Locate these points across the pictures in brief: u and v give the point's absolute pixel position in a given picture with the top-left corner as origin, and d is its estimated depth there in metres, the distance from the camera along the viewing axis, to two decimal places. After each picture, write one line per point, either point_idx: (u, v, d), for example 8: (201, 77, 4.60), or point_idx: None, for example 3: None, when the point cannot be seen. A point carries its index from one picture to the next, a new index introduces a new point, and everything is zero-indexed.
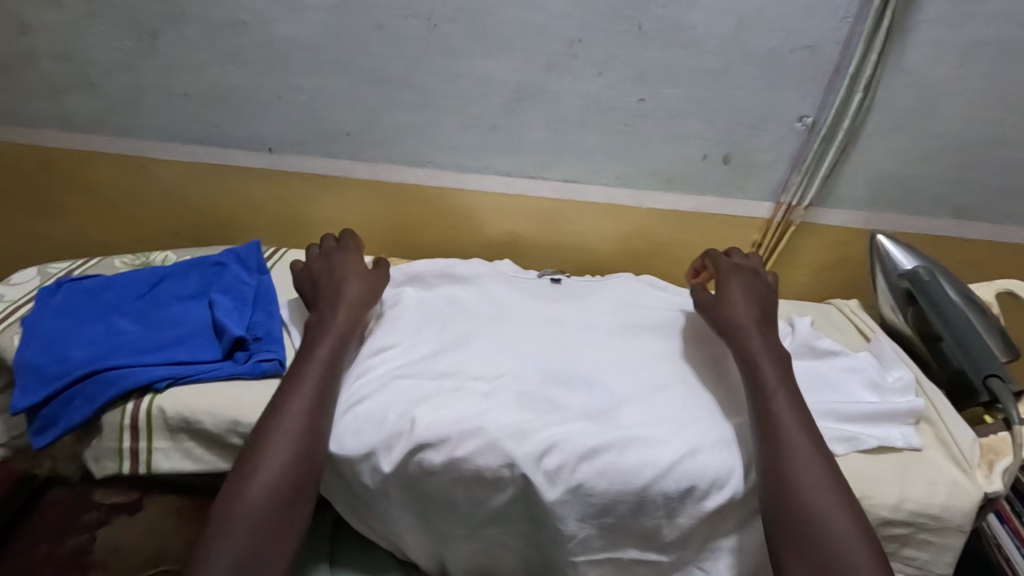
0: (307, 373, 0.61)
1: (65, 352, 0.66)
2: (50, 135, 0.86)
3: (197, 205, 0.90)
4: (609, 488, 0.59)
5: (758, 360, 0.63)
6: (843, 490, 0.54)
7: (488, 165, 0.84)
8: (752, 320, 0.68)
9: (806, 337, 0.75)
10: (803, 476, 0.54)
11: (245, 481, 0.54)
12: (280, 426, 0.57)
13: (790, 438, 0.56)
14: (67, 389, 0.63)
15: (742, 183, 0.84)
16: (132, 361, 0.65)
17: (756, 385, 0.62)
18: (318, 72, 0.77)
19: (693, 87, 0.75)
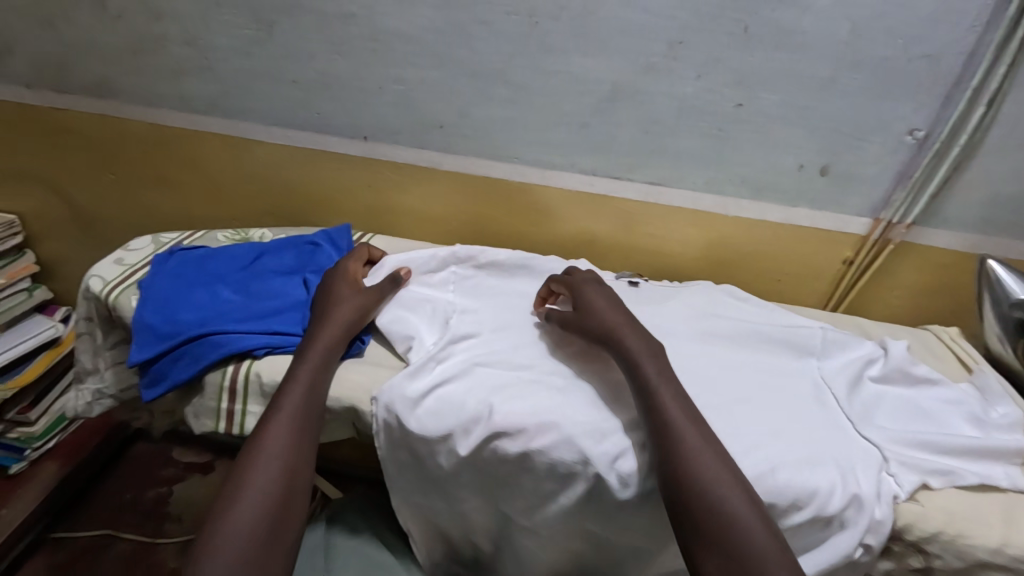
0: (286, 401, 0.60)
1: (175, 314, 0.71)
2: (169, 115, 0.93)
3: (293, 187, 0.95)
4: None
5: (640, 359, 0.61)
6: (738, 474, 0.54)
7: (574, 164, 0.84)
8: (623, 321, 0.66)
9: (901, 361, 0.71)
10: (699, 472, 0.53)
11: (224, 515, 0.52)
12: (259, 450, 0.56)
13: (684, 431, 0.55)
14: (178, 349, 0.68)
15: (838, 197, 0.80)
16: (235, 328, 0.69)
17: (639, 384, 0.60)
18: (418, 65, 0.79)
19: (798, 94, 0.73)
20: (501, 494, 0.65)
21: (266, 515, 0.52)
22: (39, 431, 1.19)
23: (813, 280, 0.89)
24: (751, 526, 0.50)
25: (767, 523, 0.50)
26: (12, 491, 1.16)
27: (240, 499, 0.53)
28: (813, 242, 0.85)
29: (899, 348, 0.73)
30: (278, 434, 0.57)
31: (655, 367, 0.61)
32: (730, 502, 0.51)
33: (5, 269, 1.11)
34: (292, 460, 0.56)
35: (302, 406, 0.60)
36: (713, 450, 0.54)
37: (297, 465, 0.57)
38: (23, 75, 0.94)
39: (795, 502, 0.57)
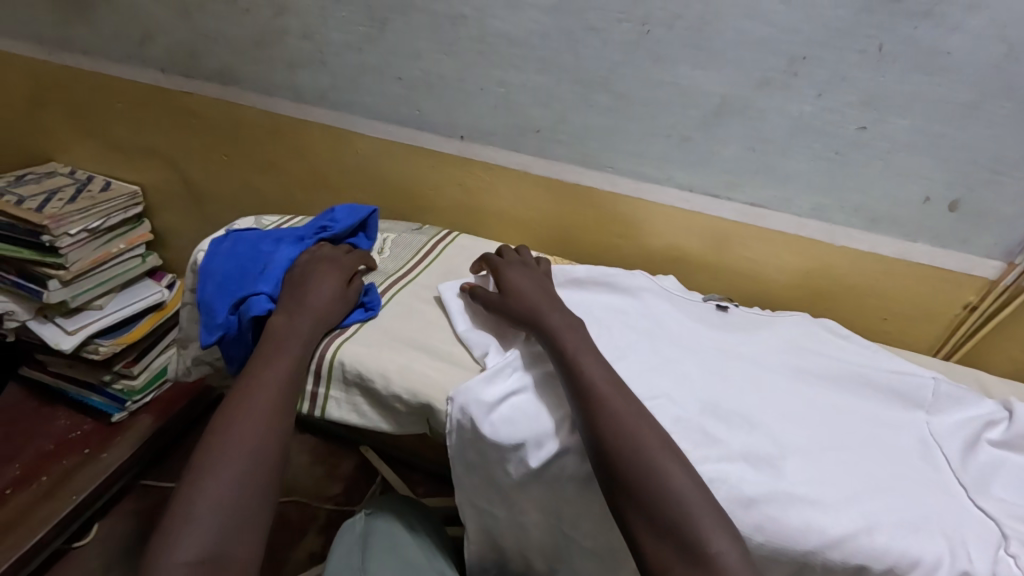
0: (269, 372, 0.62)
1: (230, 289, 0.72)
2: (280, 104, 0.98)
3: (387, 179, 0.98)
4: (766, 543, 0.54)
5: (559, 332, 0.64)
6: (654, 427, 0.58)
7: (670, 178, 0.81)
8: (547, 301, 0.69)
9: None
10: (628, 436, 0.55)
11: (201, 477, 0.54)
12: (239, 416, 0.58)
13: (602, 393, 0.58)
14: (232, 325, 0.70)
15: (966, 235, 0.73)
16: (268, 295, 0.71)
17: (558, 355, 0.63)
18: (522, 69, 0.79)
19: (935, 120, 0.66)
20: (566, 510, 0.64)
21: (236, 503, 0.53)
22: (140, 385, 1.29)
23: (925, 323, 0.81)
24: (670, 470, 0.54)
25: (685, 469, 0.54)
26: (113, 437, 1.28)
27: (208, 488, 0.53)
28: (930, 283, 0.77)
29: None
30: (254, 406, 0.59)
31: (572, 338, 0.64)
32: (651, 451, 0.55)
33: (126, 236, 1.21)
34: (268, 431, 0.58)
35: (276, 392, 0.61)
36: (627, 405, 0.58)
37: (275, 436, 0.58)
38: (158, 60, 1.02)
39: (892, 569, 0.52)
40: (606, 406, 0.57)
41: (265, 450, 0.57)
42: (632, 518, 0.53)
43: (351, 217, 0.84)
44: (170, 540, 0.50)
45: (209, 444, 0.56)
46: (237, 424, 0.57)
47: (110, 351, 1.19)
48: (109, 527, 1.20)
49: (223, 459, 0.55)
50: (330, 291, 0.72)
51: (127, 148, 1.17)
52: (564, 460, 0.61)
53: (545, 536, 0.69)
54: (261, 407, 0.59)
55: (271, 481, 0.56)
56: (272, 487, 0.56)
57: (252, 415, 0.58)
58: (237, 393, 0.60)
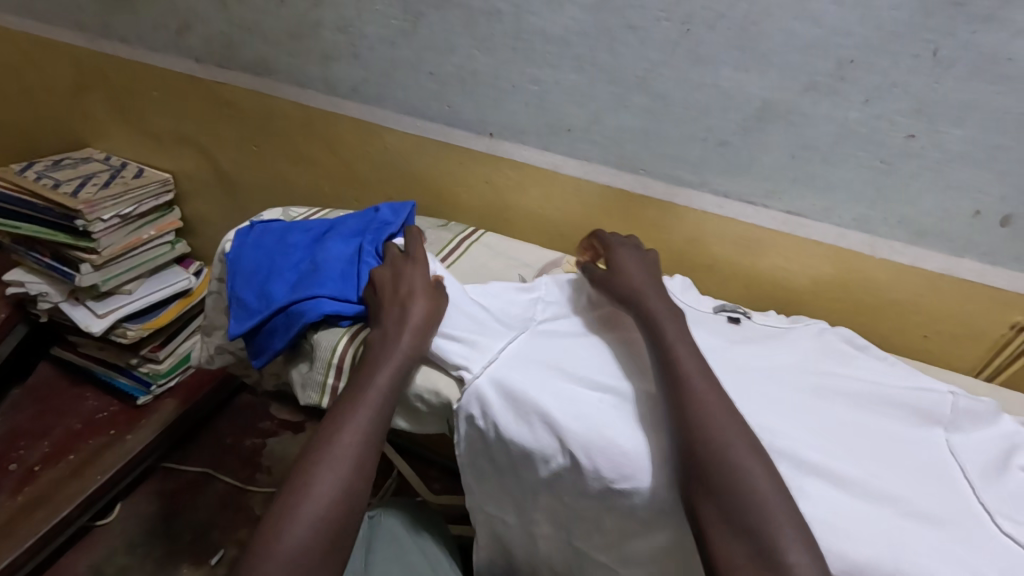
0: (360, 405, 0.60)
1: (268, 288, 0.73)
2: (311, 96, 0.98)
3: (416, 173, 0.98)
4: None
5: (659, 319, 0.64)
6: (745, 425, 0.56)
7: (706, 182, 0.79)
8: (649, 283, 0.69)
9: None
10: (712, 428, 0.54)
11: (288, 513, 0.54)
12: (327, 453, 0.57)
13: (696, 385, 0.58)
14: (279, 323, 0.70)
15: (1018, 253, 0.69)
16: (328, 297, 0.70)
17: (654, 339, 0.63)
18: (558, 67, 0.78)
19: (991, 131, 0.63)
20: (580, 520, 0.63)
21: (315, 549, 0.53)
22: (165, 369, 1.31)
23: (967, 342, 0.78)
24: (759, 479, 0.52)
25: (774, 482, 0.52)
26: (139, 419, 1.30)
27: (290, 528, 0.53)
28: (975, 300, 0.74)
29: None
30: (335, 465, 0.56)
31: (674, 326, 0.63)
32: (736, 453, 0.53)
33: (156, 222, 1.23)
34: (344, 498, 0.55)
35: (366, 427, 0.59)
36: (719, 401, 0.56)
37: (355, 487, 0.56)
38: (195, 50, 1.03)
39: None
40: (697, 397, 0.56)
41: (340, 517, 0.55)
42: (705, 512, 0.52)
43: (397, 216, 0.83)
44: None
45: (299, 477, 0.56)
46: (319, 471, 0.56)
47: (137, 335, 1.21)
48: (129, 508, 1.23)
49: (302, 507, 0.54)
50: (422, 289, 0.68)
51: (162, 136, 1.18)
52: (575, 475, 0.59)
53: (564, 546, 0.67)
54: (343, 458, 0.57)
55: (346, 538, 0.55)
56: (347, 544, 0.55)
57: (335, 464, 0.56)
58: (320, 443, 0.58)
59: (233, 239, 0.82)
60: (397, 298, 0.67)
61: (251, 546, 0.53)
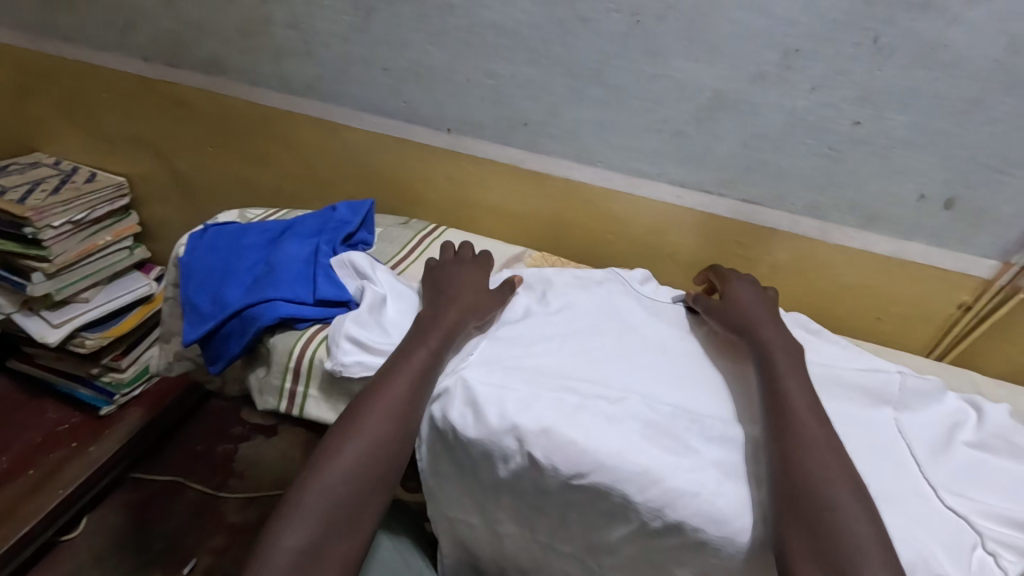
0: (414, 355, 0.63)
1: (221, 293, 0.72)
2: (266, 95, 0.96)
3: (377, 171, 0.96)
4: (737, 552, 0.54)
5: (771, 350, 0.65)
6: (843, 459, 0.55)
7: (663, 174, 0.80)
8: (765, 317, 0.69)
9: (999, 428, 0.63)
10: (810, 461, 0.53)
11: (345, 437, 0.57)
12: (382, 391, 0.60)
13: (798, 415, 0.57)
14: (234, 328, 0.69)
15: (963, 235, 0.71)
16: (283, 300, 0.69)
17: (764, 374, 0.62)
18: (512, 60, 0.77)
19: (933, 116, 0.64)
20: (542, 515, 0.64)
21: (365, 472, 0.56)
22: (128, 378, 1.28)
23: (920, 324, 0.80)
24: (852, 514, 0.50)
25: (870, 514, 0.50)
26: (101, 431, 1.28)
27: (344, 450, 0.56)
28: (924, 282, 0.76)
29: (996, 412, 0.65)
30: (387, 400, 0.59)
31: (785, 359, 0.64)
32: (827, 484, 0.52)
33: (112, 227, 1.19)
34: (394, 431, 0.58)
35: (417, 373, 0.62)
36: (824, 437, 0.56)
37: (404, 426, 0.59)
38: (142, 49, 1.00)
39: None
40: (800, 433, 0.55)
41: (390, 448, 0.58)
42: (793, 546, 0.50)
43: (355, 216, 0.82)
44: (310, 487, 0.54)
45: (356, 409, 0.60)
46: (367, 420, 0.58)
47: (97, 344, 1.18)
48: (95, 522, 1.20)
49: (347, 448, 0.57)
50: (477, 286, 0.74)
51: (114, 138, 1.14)
52: (534, 472, 0.60)
53: (534, 543, 0.67)
54: (393, 403, 0.59)
55: (394, 471, 0.58)
56: (393, 477, 0.58)
57: (382, 416, 0.58)
58: (376, 383, 0.61)
59: (186, 243, 0.80)
60: (451, 288, 0.72)
61: (309, 462, 0.57)
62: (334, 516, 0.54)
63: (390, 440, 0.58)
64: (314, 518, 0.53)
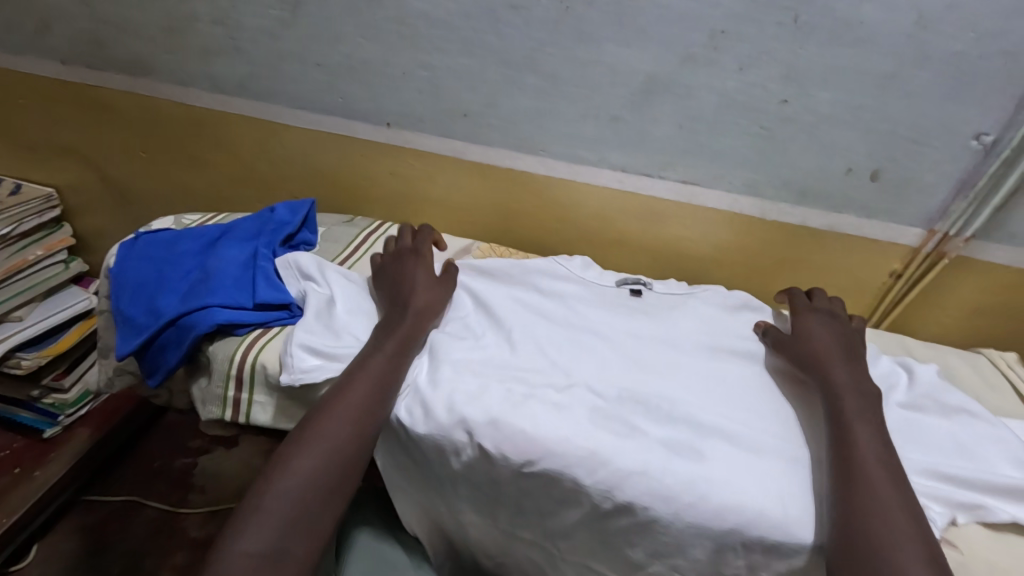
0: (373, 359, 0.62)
1: (154, 303, 0.69)
2: (197, 95, 0.93)
3: (319, 170, 0.94)
4: (686, 528, 0.55)
5: (841, 391, 0.60)
6: (915, 516, 0.50)
7: (604, 159, 0.80)
8: (837, 353, 0.65)
9: (929, 389, 0.66)
10: (875, 520, 0.49)
11: (302, 444, 0.56)
12: (341, 399, 0.59)
13: (866, 462, 0.53)
14: (171, 338, 0.67)
15: (890, 205, 0.74)
16: (220, 306, 0.67)
17: (832, 413, 0.59)
18: (446, 50, 0.77)
19: (853, 92, 0.66)
20: (500, 505, 0.64)
21: (322, 479, 0.55)
22: (73, 399, 1.23)
23: (856, 293, 0.82)
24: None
25: None
26: (48, 454, 1.22)
27: (300, 458, 0.55)
28: (856, 253, 0.79)
29: (926, 372, 0.68)
30: (346, 407, 0.58)
31: (856, 401, 0.59)
32: (896, 548, 0.47)
33: (43, 241, 1.14)
34: (353, 438, 0.57)
35: (377, 380, 0.61)
36: (898, 496, 0.51)
37: (363, 433, 0.58)
38: (60, 51, 0.95)
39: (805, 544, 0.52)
40: (870, 490, 0.51)
41: (348, 455, 0.56)
42: None
43: (295, 216, 0.80)
44: (266, 497, 0.53)
45: (314, 415, 0.58)
46: (330, 418, 0.58)
47: (34, 364, 1.12)
48: (46, 549, 1.15)
49: (304, 455, 0.55)
50: (429, 282, 0.72)
51: (39, 147, 1.09)
52: (485, 462, 0.60)
53: (498, 534, 0.68)
54: (352, 410, 0.58)
55: (352, 479, 0.57)
56: (352, 484, 0.57)
57: (348, 414, 0.58)
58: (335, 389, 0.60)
59: (116, 254, 0.76)
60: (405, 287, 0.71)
61: (264, 471, 0.55)
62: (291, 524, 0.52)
63: (354, 439, 0.57)
64: (277, 517, 0.52)
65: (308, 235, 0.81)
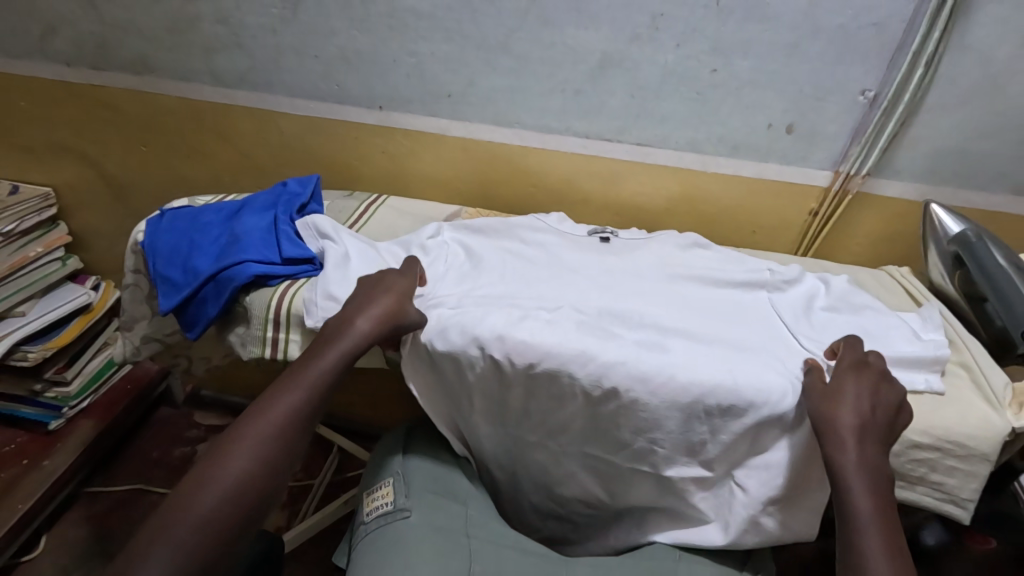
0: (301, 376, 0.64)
1: (191, 264, 0.78)
2: (198, 89, 1.02)
3: (314, 152, 1.05)
4: (660, 404, 0.68)
5: (852, 479, 0.58)
6: None
7: (570, 128, 0.95)
8: (858, 427, 0.61)
9: (841, 292, 0.82)
10: None
11: (219, 462, 0.56)
12: (261, 417, 0.60)
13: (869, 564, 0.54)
14: (210, 291, 0.76)
15: (803, 153, 0.91)
16: (252, 262, 0.77)
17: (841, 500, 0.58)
18: (431, 39, 0.89)
19: (766, 60, 0.83)
20: (508, 411, 0.77)
21: (236, 499, 0.55)
22: (76, 391, 1.27)
23: (785, 231, 0.99)
24: None
25: None
26: (53, 445, 1.25)
27: (216, 475, 0.55)
28: (780, 196, 0.95)
29: (839, 283, 0.84)
30: (265, 424, 0.59)
31: (870, 494, 0.57)
32: None
33: (41, 239, 1.19)
34: (270, 458, 0.58)
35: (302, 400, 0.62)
36: None
37: (282, 452, 0.59)
38: (64, 54, 1.02)
39: (752, 403, 0.67)
40: None
41: (264, 475, 0.57)
42: None
43: (305, 188, 0.91)
44: (175, 519, 0.52)
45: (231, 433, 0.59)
46: (238, 445, 0.57)
47: (41, 356, 1.17)
48: (58, 537, 1.20)
49: (220, 475, 0.55)
50: (387, 299, 0.71)
51: (38, 147, 1.14)
52: (495, 370, 0.73)
53: (506, 439, 0.80)
54: (273, 429, 0.59)
55: (267, 498, 0.57)
56: (266, 505, 0.57)
57: (259, 440, 0.58)
58: (256, 407, 0.61)
59: (145, 228, 0.85)
60: (357, 306, 0.71)
61: (173, 492, 0.55)
62: (197, 548, 0.52)
63: (264, 468, 0.57)
64: (189, 538, 0.52)
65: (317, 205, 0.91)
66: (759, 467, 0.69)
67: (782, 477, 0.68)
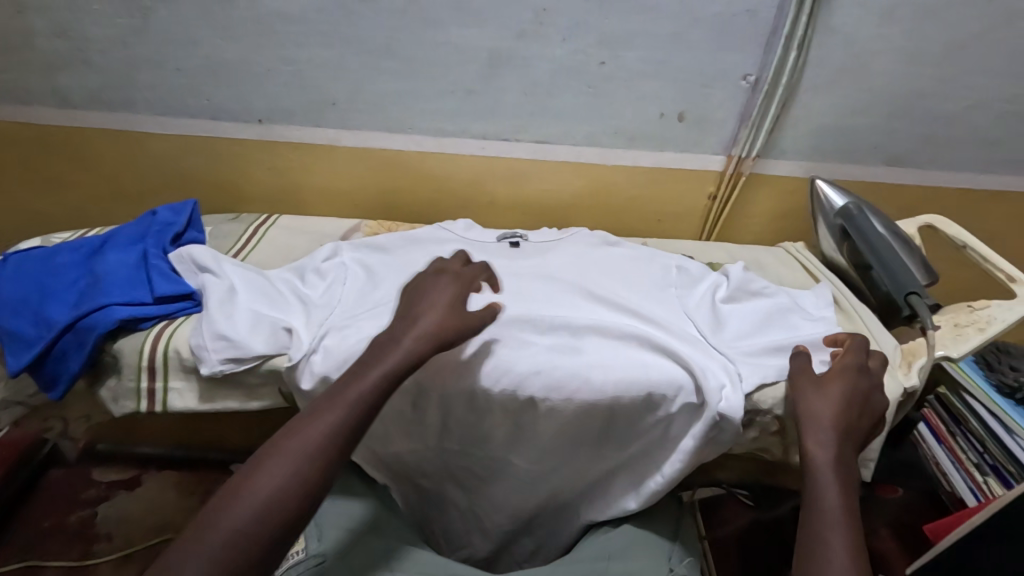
0: (327, 409, 0.56)
1: (42, 314, 0.68)
2: (45, 112, 0.90)
3: (192, 175, 0.96)
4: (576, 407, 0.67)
5: (822, 474, 0.59)
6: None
7: (466, 129, 0.91)
8: (842, 427, 0.62)
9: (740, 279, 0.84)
10: None
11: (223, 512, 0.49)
12: (278, 457, 0.52)
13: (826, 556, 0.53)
14: (69, 343, 0.67)
15: (697, 139, 0.92)
16: (117, 304, 0.68)
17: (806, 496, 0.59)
18: (307, 45, 0.83)
19: (652, 50, 0.83)
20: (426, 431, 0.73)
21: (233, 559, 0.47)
22: None
23: (687, 216, 1.01)
24: None
25: None
26: None
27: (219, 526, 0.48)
28: (679, 183, 0.97)
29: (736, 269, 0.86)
30: (277, 466, 0.52)
31: (839, 489, 0.58)
32: None
33: None
34: (281, 507, 0.50)
35: (327, 433, 0.54)
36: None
37: (295, 502, 0.51)
38: None
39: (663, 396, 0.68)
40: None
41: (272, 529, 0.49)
42: None
43: (178, 216, 0.83)
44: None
45: (242, 477, 0.52)
46: (243, 494, 0.50)
47: None
48: None
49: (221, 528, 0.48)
50: (443, 301, 0.66)
51: None
52: None
53: (431, 453, 0.77)
54: (289, 470, 0.52)
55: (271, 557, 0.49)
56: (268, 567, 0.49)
57: (266, 486, 0.51)
58: (272, 446, 0.54)
59: None
60: (410, 317, 0.64)
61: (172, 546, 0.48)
62: None
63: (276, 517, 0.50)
64: None
65: (196, 234, 0.83)
66: (672, 456, 0.71)
67: (686, 463, 0.69)
